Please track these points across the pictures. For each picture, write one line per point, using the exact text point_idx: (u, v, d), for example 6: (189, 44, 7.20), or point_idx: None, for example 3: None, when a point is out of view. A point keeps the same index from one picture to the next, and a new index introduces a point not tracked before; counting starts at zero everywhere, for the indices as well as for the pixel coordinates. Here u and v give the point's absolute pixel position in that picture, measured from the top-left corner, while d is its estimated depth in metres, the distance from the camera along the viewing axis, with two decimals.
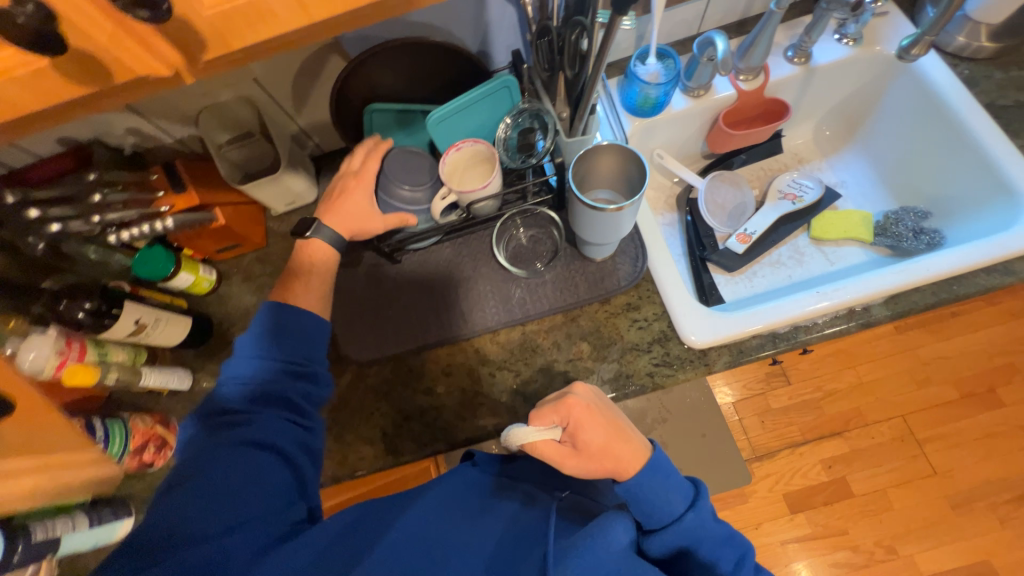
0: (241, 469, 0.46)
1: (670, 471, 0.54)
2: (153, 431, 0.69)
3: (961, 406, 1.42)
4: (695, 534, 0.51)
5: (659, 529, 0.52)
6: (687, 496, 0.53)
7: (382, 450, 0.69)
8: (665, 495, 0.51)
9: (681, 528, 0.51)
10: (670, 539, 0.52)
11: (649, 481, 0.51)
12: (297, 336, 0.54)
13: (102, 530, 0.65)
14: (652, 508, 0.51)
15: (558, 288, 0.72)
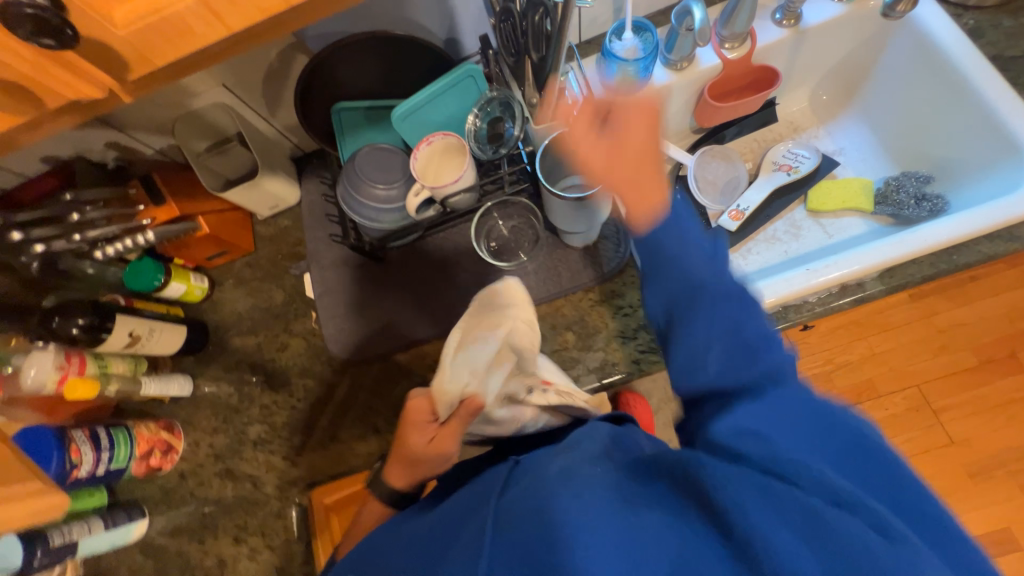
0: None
1: (688, 220, 0.47)
2: (157, 437, 0.72)
3: (980, 373, 1.37)
4: (704, 286, 0.43)
5: (666, 276, 0.45)
6: (707, 253, 0.45)
7: (375, 446, 0.71)
8: (680, 245, 0.45)
9: (684, 281, 0.44)
10: (677, 295, 0.44)
11: (658, 225, 0.46)
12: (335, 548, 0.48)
13: (117, 532, 0.69)
14: (657, 263, 0.46)
15: (541, 279, 0.71)
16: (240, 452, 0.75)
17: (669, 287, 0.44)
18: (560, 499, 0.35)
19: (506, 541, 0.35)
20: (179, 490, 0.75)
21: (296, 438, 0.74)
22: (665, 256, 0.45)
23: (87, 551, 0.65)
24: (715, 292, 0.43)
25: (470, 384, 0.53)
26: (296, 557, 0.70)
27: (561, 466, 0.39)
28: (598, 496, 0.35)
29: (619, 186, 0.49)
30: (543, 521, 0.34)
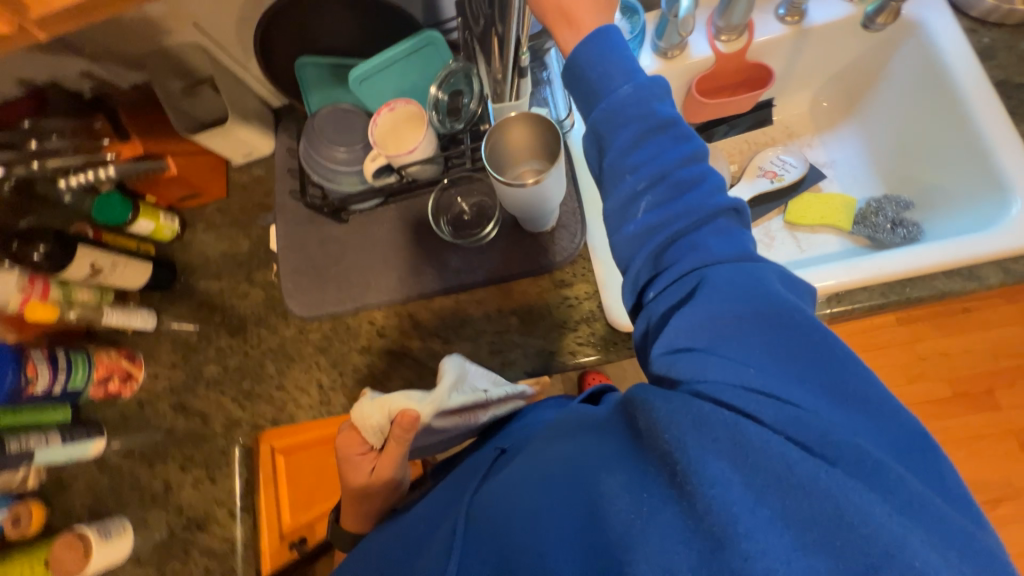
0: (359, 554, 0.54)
1: (625, 48, 0.43)
2: (117, 365, 0.76)
3: (952, 404, 1.36)
4: (632, 111, 0.42)
5: (596, 113, 0.43)
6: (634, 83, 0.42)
7: (318, 399, 0.74)
8: (604, 70, 0.43)
9: (614, 100, 0.42)
10: (608, 119, 0.42)
11: (586, 53, 0.43)
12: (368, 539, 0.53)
13: (73, 448, 0.74)
14: (589, 86, 0.44)
15: (494, 260, 0.71)
16: (195, 389, 0.78)
17: (608, 127, 0.43)
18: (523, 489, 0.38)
19: (489, 519, 0.38)
20: (136, 415, 0.79)
21: (246, 383, 0.77)
22: (598, 107, 0.43)
23: (43, 460, 0.71)
24: (640, 121, 0.41)
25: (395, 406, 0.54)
26: (234, 492, 0.73)
27: (528, 456, 0.41)
28: (558, 481, 0.36)
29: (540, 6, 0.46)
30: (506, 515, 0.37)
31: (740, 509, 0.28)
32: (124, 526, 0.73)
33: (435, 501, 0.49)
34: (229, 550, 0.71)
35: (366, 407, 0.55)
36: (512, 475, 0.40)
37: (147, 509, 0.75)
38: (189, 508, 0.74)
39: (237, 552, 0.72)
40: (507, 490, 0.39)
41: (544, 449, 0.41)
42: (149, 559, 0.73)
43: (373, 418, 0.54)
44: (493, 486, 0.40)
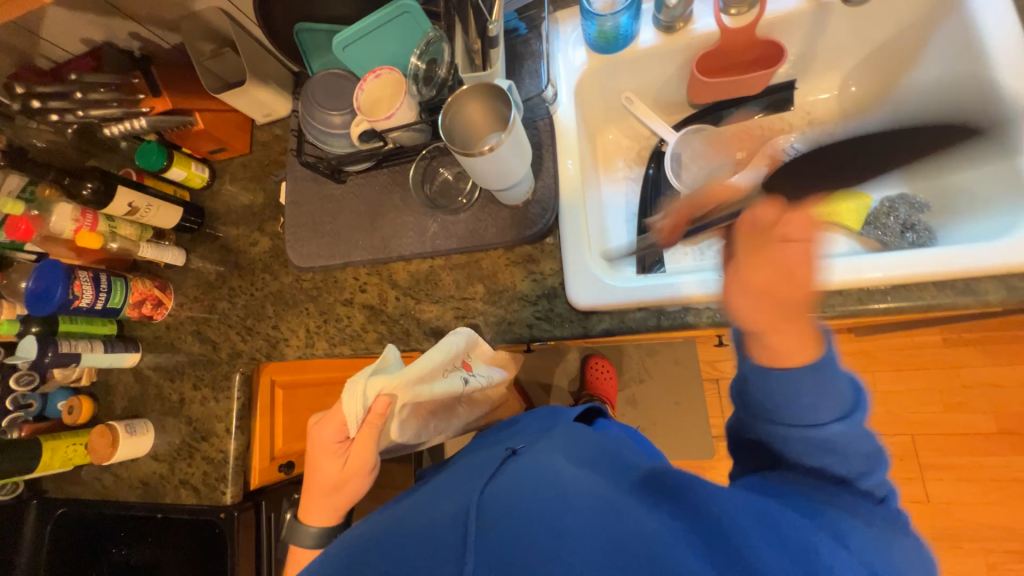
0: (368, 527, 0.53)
1: (837, 371, 0.43)
2: (149, 292, 0.89)
3: (992, 441, 1.22)
4: (841, 445, 0.42)
5: (792, 430, 0.43)
6: (843, 409, 0.42)
7: (304, 341, 0.82)
8: (817, 394, 0.42)
9: (823, 434, 0.42)
10: (801, 444, 0.43)
11: (805, 378, 0.42)
12: (387, 513, 0.55)
13: (112, 356, 0.88)
14: (792, 399, 0.42)
15: (468, 229, 0.74)
16: (211, 322, 0.90)
17: (807, 444, 0.43)
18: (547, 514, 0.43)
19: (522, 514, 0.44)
20: (165, 337, 0.93)
21: (250, 321, 0.86)
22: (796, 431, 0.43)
23: (89, 363, 0.86)
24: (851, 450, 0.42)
25: (375, 394, 0.59)
26: (232, 410, 0.84)
27: (542, 470, 0.50)
28: (587, 517, 0.43)
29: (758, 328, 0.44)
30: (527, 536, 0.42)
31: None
32: (146, 426, 0.87)
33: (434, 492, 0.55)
34: (223, 459, 0.83)
35: (357, 389, 0.59)
36: (533, 492, 0.46)
37: (165, 416, 0.89)
38: (197, 420, 0.86)
39: (229, 463, 0.83)
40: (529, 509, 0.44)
41: (572, 481, 0.48)
42: (164, 457, 0.87)
43: (354, 404, 0.59)
44: (510, 500, 0.46)
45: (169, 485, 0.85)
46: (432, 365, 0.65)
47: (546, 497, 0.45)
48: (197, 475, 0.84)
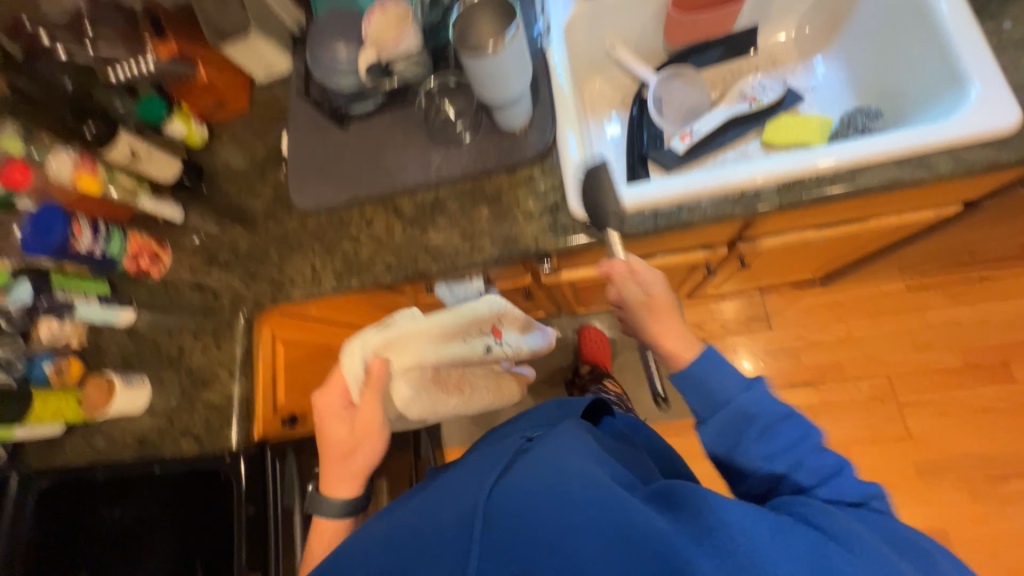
0: (361, 531, 0.55)
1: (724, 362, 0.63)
2: (147, 244, 0.89)
3: (961, 376, 1.30)
4: (752, 408, 0.59)
5: (716, 412, 0.61)
6: (742, 385, 0.61)
7: (310, 279, 0.83)
8: (719, 377, 0.62)
9: (735, 406, 0.60)
10: (725, 416, 0.60)
11: (701, 367, 0.63)
12: (380, 517, 0.56)
13: (106, 311, 0.86)
14: (713, 391, 0.62)
15: (471, 157, 0.78)
16: (211, 273, 0.89)
17: (747, 430, 0.59)
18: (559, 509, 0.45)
19: (531, 514, 0.45)
20: (161, 294, 0.92)
21: (252, 267, 0.87)
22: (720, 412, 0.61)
23: (82, 315, 0.84)
24: (761, 413, 0.59)
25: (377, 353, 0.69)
26: (236, 355, 0.84)
27: (544, 462, 0.51)
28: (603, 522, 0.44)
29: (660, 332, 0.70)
30: (538, 537, 0.44)
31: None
32: (143, 380, 0.85)
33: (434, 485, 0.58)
34: (228, 404, 0.81)
35: (358, 344, 0.69)
36: (549, 487, 0.47)
37: (163, 369, 0.86)
38: (197, 368, 0.84)
39: (234, 406, 0.81)
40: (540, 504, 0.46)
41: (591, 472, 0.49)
42: (162, 411, 0.84)
43: (354, 363, 0.67)
44: (518, 489, 0.48)
45: (169, 437, 0.82)
46: (443, 328, 0.76)
47: (561, 494, 0.46)
48: (199, 422, 0.81)
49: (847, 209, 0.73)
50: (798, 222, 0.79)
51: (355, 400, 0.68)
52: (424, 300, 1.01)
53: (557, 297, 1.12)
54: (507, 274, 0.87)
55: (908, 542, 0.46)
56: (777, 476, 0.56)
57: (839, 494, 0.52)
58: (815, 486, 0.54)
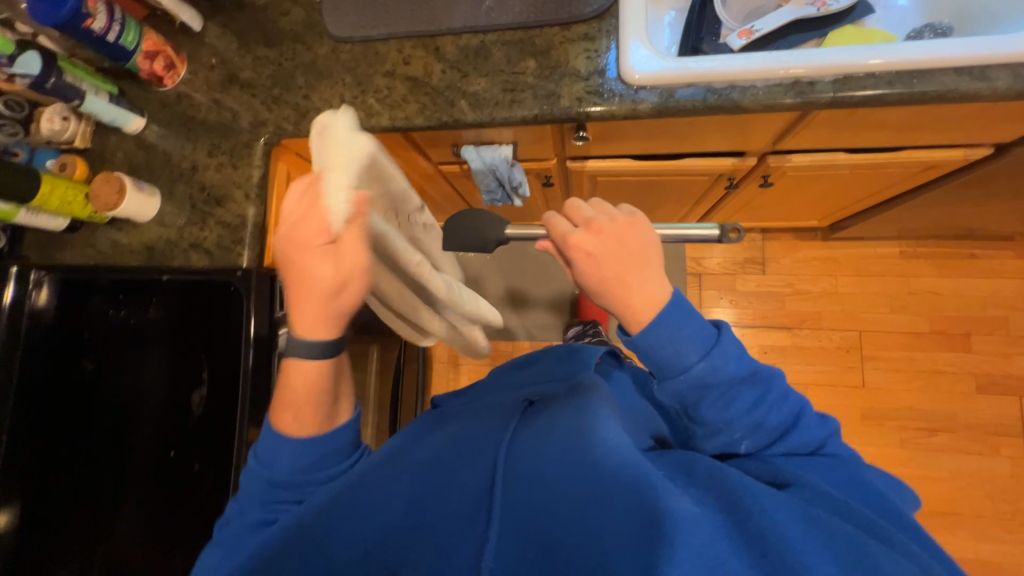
0: (356, 490, 0.57)
1: (689, 319, 0.58)
2: (164, 47, 0.82)
3: (925, 340, 1.39)
4: (710, 376, 0.57)
5: (674, 377, 0.58)
6: (702, 346, 0.58)
7: (337, 111, 0.79)
8: (677, 344, 0.57)
9: (694, 372, 0.57)
10: (685, 383, 0.58)
11: (660, 326, 0.57)
12: (381, 480, 0.58)
13: (117, 111, 0.82)
14: (671, 354, 0.57)
15: (526, 5, 0.74)
16: (228, 92, 0.85)
17: (694, 388, 0.58)
18: (571, 471, 0.52)
19: (533, 501, 0.51)
20: (173, 107, 0.87)
21: (275, 90, 0.83)
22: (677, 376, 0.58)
23: (89, 109, 0.79)
24: (721, 378, 0.58)
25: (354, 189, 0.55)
26: (252, 179, 0.82)
27: (545, 448, 0.56)
28: (619, 475, 0.48)
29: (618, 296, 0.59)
30: (552, 498, 0.50)
31: (789, 532, 0.41)
32: (153, 189, 0.83)
33: (446, 443, 0.64)
34: (241, 224, 0.81)
35: (353, 151, 0.55)
36: (561, 453, 0.55)
37: (175, 183, 0.85)
38: (211, 186, 0.83)
39: (247, 228, 0.81)
40: (556, 471, 0.53)
41: (600, 434, 0.55)
42: (172, 224, 0.83)
43: (342, 186, 0.54)
44: (529, 461, 0.56)
45: (178, 249, 0.82)
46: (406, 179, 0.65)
47: (574, 458, 0.53)
48: (211, 239, 0.81)
49: (888, 125, 0.73)
50: (836, 142, 0.80)
51: (336, 230, 0.55)
52: (445, 168, 1.00)
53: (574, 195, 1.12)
54: (537, 146, 0.86)
55: (858, 484, 0.52)
56: (738, 441, 0.59)
57: (784, 445, 0.59)
58: (765, 448, 0.59)
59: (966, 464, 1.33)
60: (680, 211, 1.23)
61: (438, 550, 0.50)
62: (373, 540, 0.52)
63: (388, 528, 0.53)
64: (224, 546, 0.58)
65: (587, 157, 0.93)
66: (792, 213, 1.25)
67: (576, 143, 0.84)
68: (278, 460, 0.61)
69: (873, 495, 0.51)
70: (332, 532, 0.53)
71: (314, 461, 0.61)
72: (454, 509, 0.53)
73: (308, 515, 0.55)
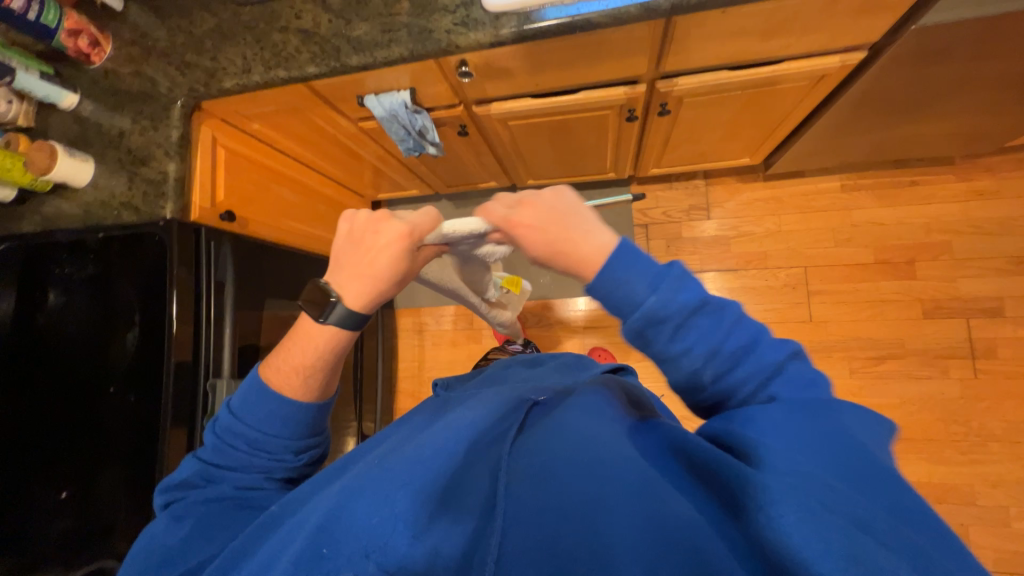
0: (337, 504, 0.50)
1: (636, 253, 0.48)
2: (85, 25, 0.89)
3: (870, 270, 1.40)
4: (664, 310, 0.46)
5: (629, 319, 0.47)
6: (654, 278, 0.47)
7: (241, 68, 0.86)
8: (624, 277, 0.47)
9: (644, 309, 0.46)
10: (640, 322, 0.47)
11: (610, 269, 0.49)
12: (363, 501, 0.50)
13: (50, 88, 0.89)
14: (619, 297, 0.48)
15: None
16: (146, 60, 0.92)
17: (665, 328, 0.46)
18: (580, 473, 0.46)
19: (542, 531, 0.44)
20: (102, 82, 0.95)
21: (184, 54, 0.90)
22: (629, 318, 0.47)
23: (23, 85, 0.86)
24: (674, 313, 0.46)
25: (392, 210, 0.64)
26: (171, 138, 0.90)
27: (556, 464, 0.48)
28: (625, 485, 0.44)
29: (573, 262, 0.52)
30: (561, 499, 0.45)
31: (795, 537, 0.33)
32: (86, 157, 0.92)
33: (451, 425, 0.59)
34: (162, 180, 0.90)
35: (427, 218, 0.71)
36: (574, 450, 0.49)
37: (106, 150, 0.94)
38: (136, 149, 0.92)
39: (168, 183, 0.90)
40: (560, 467, 0.48)
41: (607, 439, 0.49)
42: (104, 187, 0.93)
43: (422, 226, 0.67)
44: (539, 456, 0.50)
45: (110, 209, 0.92)
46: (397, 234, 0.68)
47: (585, 458, 0.47)
48: (137, 196, 0.90)
49: (749, 32, 0.77)
50: (709, 58, 0.84)
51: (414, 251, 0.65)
52: (365, 125, 1.07)
53: (495, 141, 1.17)
54: (436, 92, 0.92)
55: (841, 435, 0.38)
56: (700, 372, 0.47)
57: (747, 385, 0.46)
58: (732, 387, 0.47)
59: (916, 390, 1.33)
60: (606, 156, 1.27)
61: (454, 548, 0.46)
62: (377, 527, 0.48)
63: (397, 517, 0.48)
64: (223, 504, 0.60)
65: (490, 99, 0.98)
66: (720, 150, 1.27)
67: (464, 81, 0.88)
68: (264, 418, 0.62)
69: (875, 472, 0.36)
70: (342, 513, 0.50)
71: (285, 424, 0.62)
72: (468, 506, 0.50)
73: (309, 509, 0.52)
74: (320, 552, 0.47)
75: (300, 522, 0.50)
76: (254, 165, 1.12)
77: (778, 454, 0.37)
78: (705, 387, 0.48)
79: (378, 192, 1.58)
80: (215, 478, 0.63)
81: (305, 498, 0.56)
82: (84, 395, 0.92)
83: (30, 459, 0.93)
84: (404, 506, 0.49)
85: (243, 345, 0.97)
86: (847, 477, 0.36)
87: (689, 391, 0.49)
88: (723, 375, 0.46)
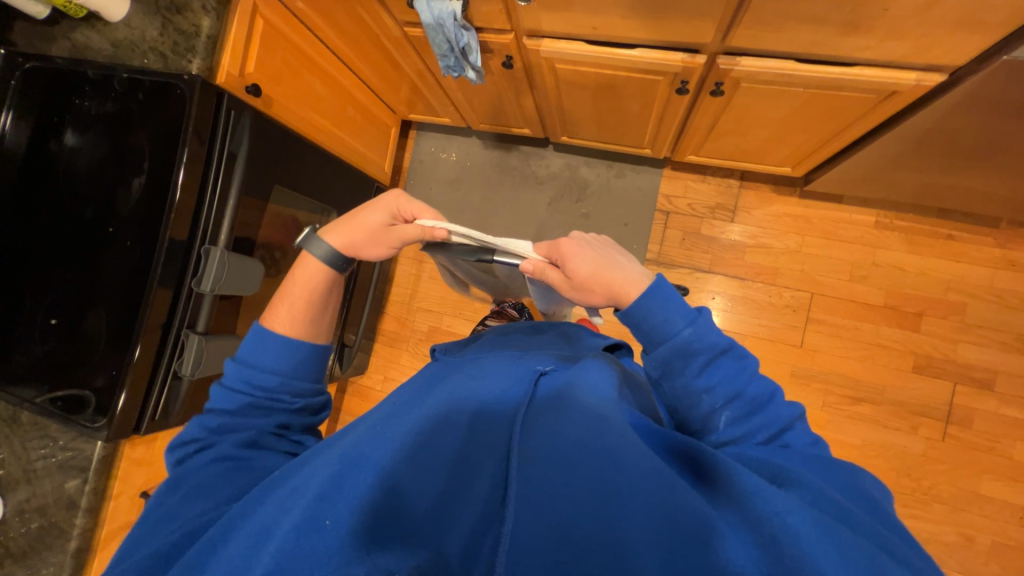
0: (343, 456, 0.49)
1: (671, 296, 0.60)
2: None
3: (875, 312, 1.38)
4: (695, 344, 0.57)
5: (660, 346, 0.58)
6: (686, 317, 0.58)
7: None
8: (662, 314, 0.58)
9: (677, 339, 0.57)
10: (668, 352, 0.57)
11: (647, 301, 0.59)
12: (368, 466, 0.48)
13: None
14: (652, 327, 0.58)
15: None
16: None
17: (697, 360, 0.56)
18: (591, 462, 0.46)
19: (554, 529, 0.42)
20: None
21: None
22: (663, 341, 0.58)
23: None
24: (703, 347, 0.57)
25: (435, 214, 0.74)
26: None
27: (561, 454, 0.48)
28: (636, 474, 0.44)
29: (608, 288, 0.62)
30: (570, 492, 0.44)
31: (807, 536, 0.38)
32: None
33: (452, 398, 0.58)
34: (194, 33, 0.91)
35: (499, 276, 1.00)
36: (578, 437, 0.49)
37: None
38: None
39: (200, 38, 0.91)
40: (570, 455, 0.47)
41: (609, 422, 0.50)
42: (136, 26, 0.92)
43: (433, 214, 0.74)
44: (548, 442, 0.50)
45: (137, 50, 0.92)
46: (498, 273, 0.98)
47: (593, 446, 0.47)
48: (166, 44, 0.91)
49: (827, 21, 0.72)
50: (778, 43, 0.80)
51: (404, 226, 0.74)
52: (410, 32, 1.04)
53: (537, 84, 1.13)
54: (489, 12, 0.88)
55: (845, 482, 0.47)
56: (717, 411, 0.56)
57: (762, 431, 0.55)
58: (745, 432, 0.55)
59: (881, 438, 1.34)
60: (647, 129, 1.23)
61: (459, 534, 0.44)
62: (378, 501, 0.45)
63: (403, 496, 0.46)
64: (244, 476, 0.56)
65: (543, 35, 0.93)
66: (764, 151, 1.22)
67: (520, 6, 0.84)
68: (266, 355, 0.65)
69: (863, 498, 0.45)
70: (347, 481, 0.47)
71: (290, 362, 0.65)
72: (475, 487, 0.48)
73: (307, 475, 0.49)
74: (322, 524, 0.43)
75: (298, 490, 0.47)
76: (294, 47, 1.09)
77: (800, 487, 0.44)
78: (719, 428, 0.55)
79: (410, 111, 1.54)
80: (216, 436, 0.60)
81: (312, 460, 0.52)
82: (79, 230, 0.93)
83: (15, 279, 0.96)
84: (412, 482, 0.47)
85: (243, 223, 0.99)
86: (839, 494, 0.45)
87: (704, 428, 0.57)
88: (736, 419, 0.55)
